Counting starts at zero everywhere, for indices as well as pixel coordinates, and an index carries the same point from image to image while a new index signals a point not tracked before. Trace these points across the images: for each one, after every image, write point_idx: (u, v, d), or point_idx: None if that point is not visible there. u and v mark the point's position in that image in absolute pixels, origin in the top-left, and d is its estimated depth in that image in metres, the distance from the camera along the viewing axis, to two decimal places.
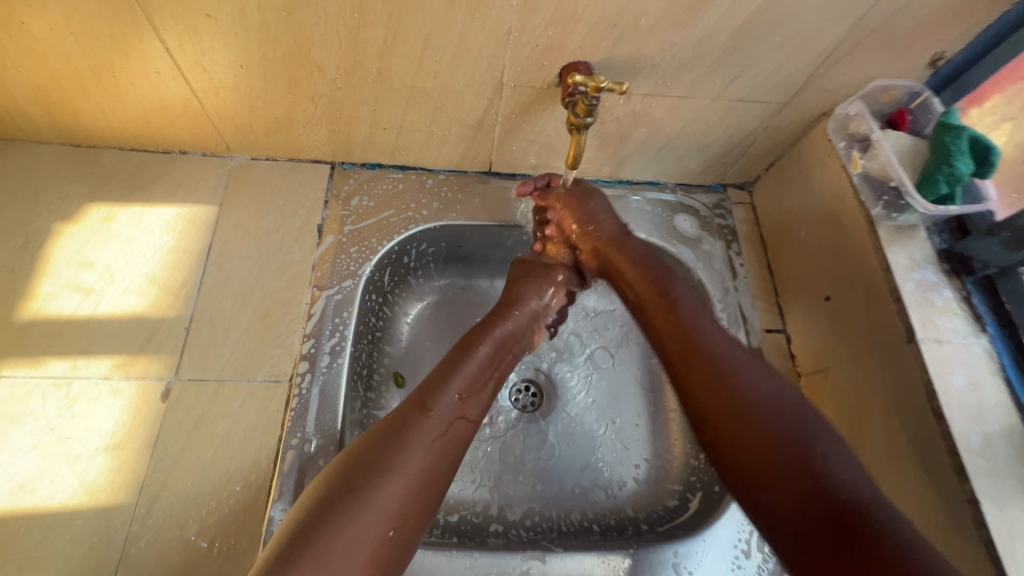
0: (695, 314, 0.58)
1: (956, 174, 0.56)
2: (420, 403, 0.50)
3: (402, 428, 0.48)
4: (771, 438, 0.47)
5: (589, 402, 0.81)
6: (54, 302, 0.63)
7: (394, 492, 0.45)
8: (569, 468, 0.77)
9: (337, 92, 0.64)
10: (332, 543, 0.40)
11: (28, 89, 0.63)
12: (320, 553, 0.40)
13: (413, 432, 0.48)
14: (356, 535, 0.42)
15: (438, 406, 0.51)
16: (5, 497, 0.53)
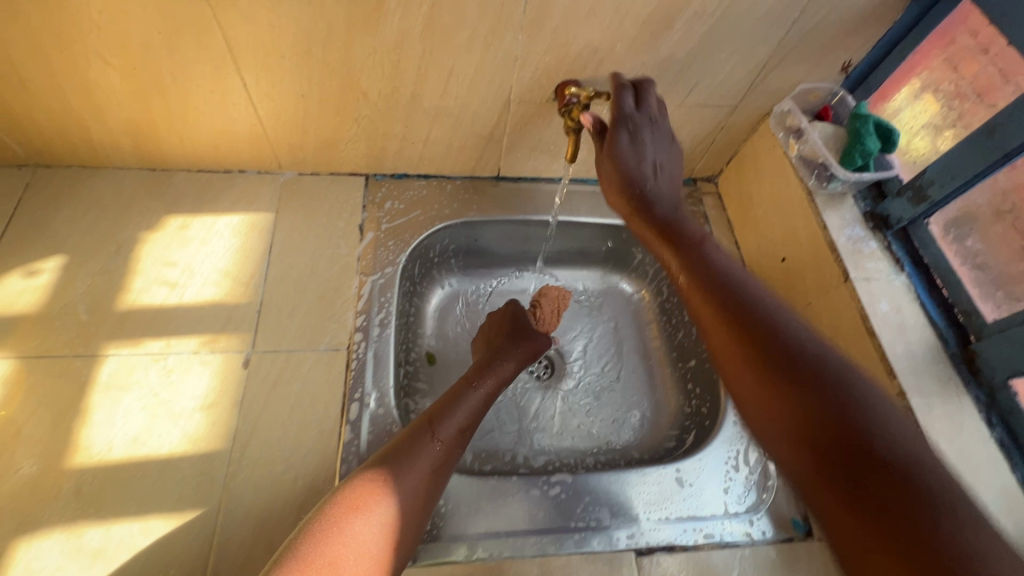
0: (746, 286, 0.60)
1: (867, 150, 0.73)
2: (428, 429, 0.62)
3: (407, 450, 0.60)
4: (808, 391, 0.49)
5: (594, 368, 0.95)
6: (147, 294, 0.75)
7: (407, 493, 0.57)
8: (581, 423, 0.89)
9: (377, 112, 0.79)
10: (343, 542, 0.51)
11: (123, 122, 0.77)
12: (329, 551, 0.50)
13: (423, 449, 0.60)
14: (377, 519, 0.54)
15: (444, 431, 0.63)
16: (122, 449, 0.64)
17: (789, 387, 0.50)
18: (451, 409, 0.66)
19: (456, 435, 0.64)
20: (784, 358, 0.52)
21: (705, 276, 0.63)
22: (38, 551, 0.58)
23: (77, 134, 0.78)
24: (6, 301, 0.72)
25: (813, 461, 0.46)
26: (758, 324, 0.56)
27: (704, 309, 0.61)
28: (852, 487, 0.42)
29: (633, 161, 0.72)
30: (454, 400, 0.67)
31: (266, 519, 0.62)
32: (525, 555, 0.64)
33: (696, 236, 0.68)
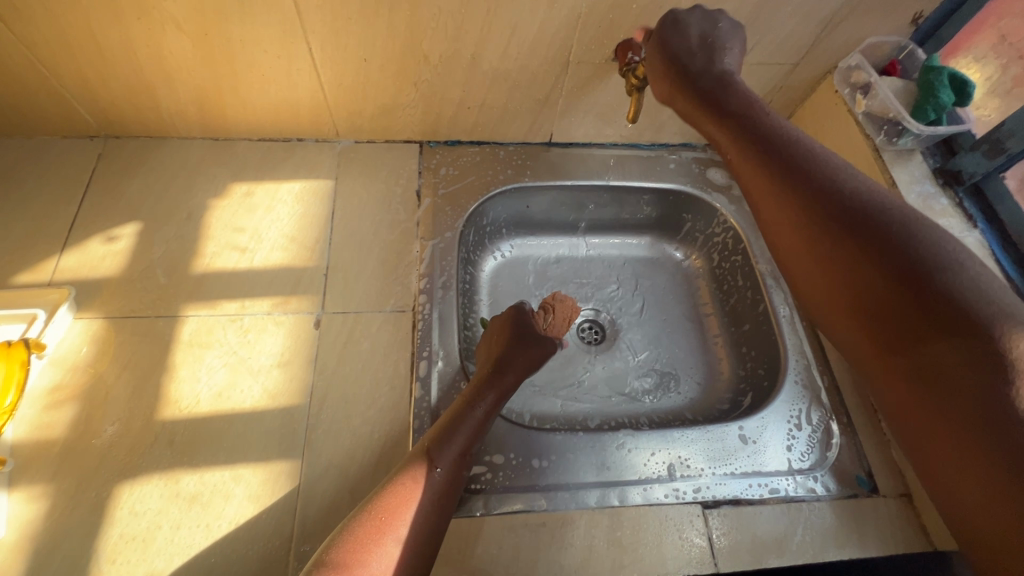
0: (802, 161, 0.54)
1: (941, 104, 0.72)
2: (427, 460, 0.59)
3: (404, 487, 0.56)
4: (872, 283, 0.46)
5: (645, 333, 0.94)
6: (220, 259, 0.78)
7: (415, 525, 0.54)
8: (635, 386, 0.89)
9: (436, 76, 0.79)
10: None
11: (191, 91, 0.78)
12: None
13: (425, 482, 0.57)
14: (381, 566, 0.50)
15: (445, 459, 0.60)
16: (209, 403, 0.67)
17: (855, 301, 0.48)
18: (452, 434, 0.61)
19: (459, 459, 0.61)
20: (856, 241, 0.48)
21: (770, 168, 0.55)
22: (139, 496, 0.61)
23: (147, 103, 0.80)
24: (90, 265, 0.75)
25: (893, 368, 0.45)
26: (829, 216, 0.50)
27: (779, 198, 0.54)
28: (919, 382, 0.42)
29: (676, 48, 0.65)
30: (454, 421, 0.63)
31: (347, 470, 0.65)
32: (593, 506, 0.66)
33: (735, 105, 0.61)
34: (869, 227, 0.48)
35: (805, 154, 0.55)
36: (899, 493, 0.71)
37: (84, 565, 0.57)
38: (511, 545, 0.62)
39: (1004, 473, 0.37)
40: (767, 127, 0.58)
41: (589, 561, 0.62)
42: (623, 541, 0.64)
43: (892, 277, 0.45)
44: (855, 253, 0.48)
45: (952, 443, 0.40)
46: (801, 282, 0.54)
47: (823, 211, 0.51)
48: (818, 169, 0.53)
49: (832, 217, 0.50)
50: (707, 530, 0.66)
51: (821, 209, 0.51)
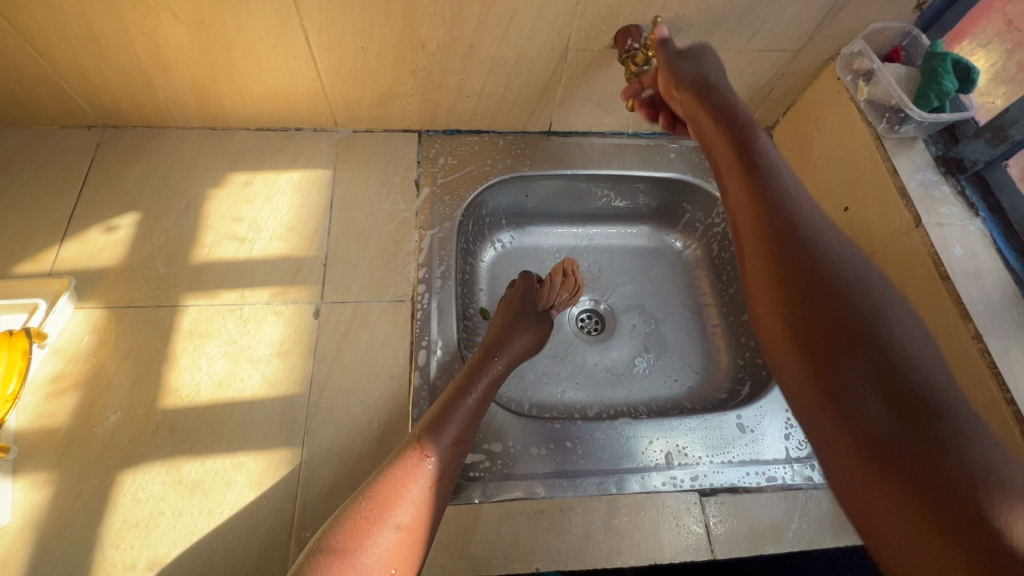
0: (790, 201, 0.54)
1: (944, 90, 0.71)
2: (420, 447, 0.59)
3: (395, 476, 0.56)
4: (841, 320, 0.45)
5: (644, 323, 0.95)
6: (219, 249, 0.78)
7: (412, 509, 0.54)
8: (634, 376, 0.89)
9: (434, 64, 0.79)
10: None
11: (188, 80, 0.78)
12: None
13: (420, 467, 0.57)
14: (380, 550, 0.50)
15: (438, 446, 0.60)
16: (209, 391, 0.68)
17: (810, 339, 0.46)
18: (444, 423, 0.62)
19: (451, 446, 0.61)
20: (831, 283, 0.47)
21: (764, 192, 0.55)
22: (142, 483, 0.62)
23: (144, 93, 0.80)
24: (90, 255, 0.75)
25: (833, 405, 0.42)
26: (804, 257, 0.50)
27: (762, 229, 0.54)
28: (857, 430, 0.40)
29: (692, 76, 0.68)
30: (447, 408, 0.63)
31: (346, 458, 0.65)
32: (591, 494, 0.66)
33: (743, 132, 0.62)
34: (837, 276, 0.48)
35: (803, 196, 0.55)
36: None
37: (88, 550, 0.58)
38: (509, 532, 0.63)
39: (942, 522, 0.34)
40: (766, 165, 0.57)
41: (586, 547, 0.63)
42: (620, 528, 0.64)
43: (846, 310, 0.45)
44: (819, 295, 0.47)
45: (881, 476, 0.38)
46: (759, 314, 0.51)
47: (801, 251, 0.50)
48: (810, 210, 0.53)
49: (805, 258, 0.50)
50: (705, 518, 0.66)
51: (801, 250, 0.50)
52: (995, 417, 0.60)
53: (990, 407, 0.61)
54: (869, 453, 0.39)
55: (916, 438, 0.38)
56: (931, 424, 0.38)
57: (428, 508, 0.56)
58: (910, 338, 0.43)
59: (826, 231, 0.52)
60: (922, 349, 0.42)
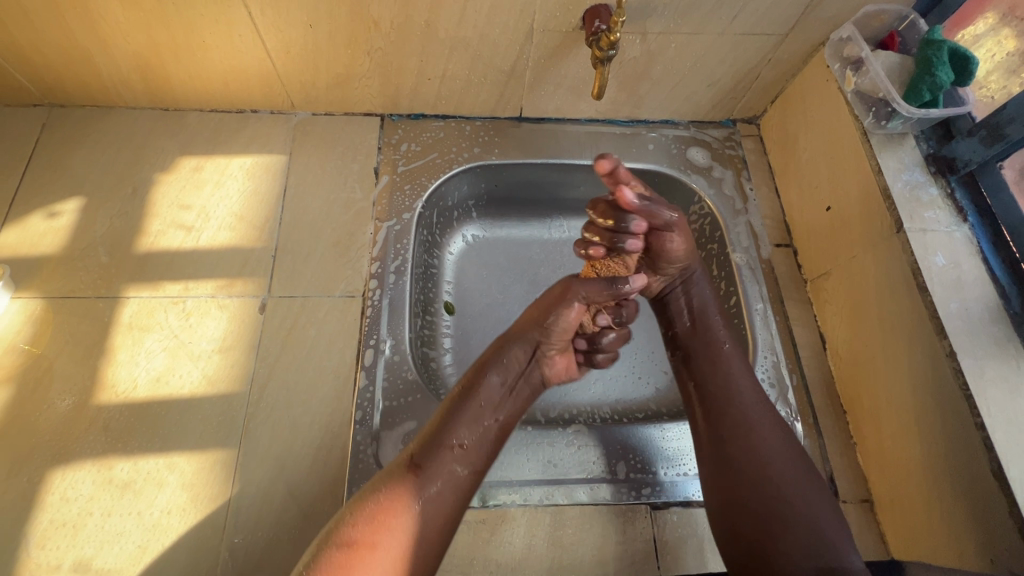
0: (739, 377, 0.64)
1: (937, 83, 0.64)
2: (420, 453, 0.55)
3: (396, 486, 0.52)
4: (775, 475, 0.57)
5: None
6: (164, 238, 0.75)
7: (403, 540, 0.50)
8: (600, 377, 0.86)
9: (390, 45, 0.74)
10: None
11: (130, 57, 0.74)
12: None
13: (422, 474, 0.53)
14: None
15: (439, 450, 0.55)
16: (146, 387, 0.66)
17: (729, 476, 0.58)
18: (449, 423, 0.57)
19: (456, 458, 0.55)
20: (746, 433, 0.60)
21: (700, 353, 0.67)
22: (72, 482, 0.60)
23: (87, 71, 0.76)
24: (30, 242, 0.73)
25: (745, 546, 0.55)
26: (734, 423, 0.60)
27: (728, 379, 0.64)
28: (727, 445, 0.60)
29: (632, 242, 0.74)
30: (451, 410, 0.58)
31: (285, 461, 0.63)
32: (536, 504, 0.64)
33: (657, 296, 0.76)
34: (750, 412, 0.61)
35: (742, 371, 0.65)
36: (861, 499, 0.68)
37: (14, 548, 0.57)
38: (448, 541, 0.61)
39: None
40: (733, 348, 0.66)
41: (527, 559, 0.61)
42: (564, 541, 0.62)
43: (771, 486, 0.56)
44: (736, 420, 0.60)
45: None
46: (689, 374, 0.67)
47: (733, 412, 0.61)
48: (734, 353, 0.66)
49: (729, 379, 0.64)
50: (653, 532, 0.63)
51: (726, 403, 0.62)
52: (964, 441, 0.56)
53: (960, 430, 0.57)
54: (720, 461, 0.59)
55: (763, 482, 0.57)
56: (752, 433, 0.60)
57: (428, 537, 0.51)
58: (779, 453, 0.58)
59: (748, 392, 0.63)
60: (801, 466, 0.58)
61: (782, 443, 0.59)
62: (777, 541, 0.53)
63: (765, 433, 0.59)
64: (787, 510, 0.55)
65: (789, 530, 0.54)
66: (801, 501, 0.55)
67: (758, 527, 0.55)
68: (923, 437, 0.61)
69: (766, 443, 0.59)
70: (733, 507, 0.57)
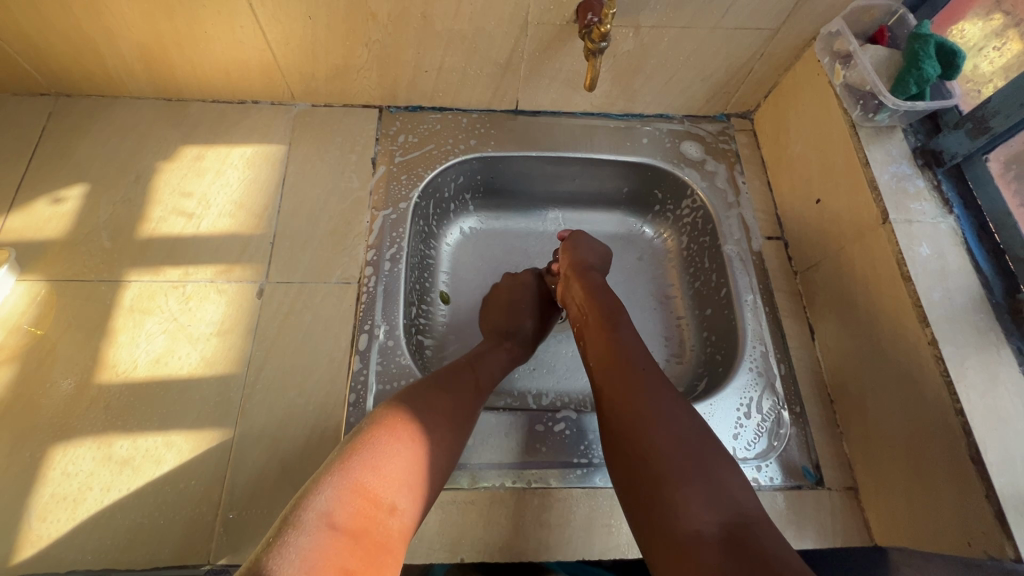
0: (633, 341, 0.63)
1: (924, 76, 0.65)
2: (470, 371, 0.64)
3: (454, 386, 0.60)
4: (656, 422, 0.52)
5: None
6: (166, 224, 0.77)
7: (438, 445, 0.53)
8: None
9: (388, 37, 0.75)
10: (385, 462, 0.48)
11: (135, 48, 0.76)
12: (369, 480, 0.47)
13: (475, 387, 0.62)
14: (428, 448, 0.52)
15: (484, 378, 0.65)
16: (146, 368, 0.67)
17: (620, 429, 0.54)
18: (485, 364, 0.67)
19: (488, 392, 0.65)
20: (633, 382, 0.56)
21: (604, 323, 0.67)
22: (73, 458, 0.62)
23: (93, 61, 0.78)
24: (35, 226, 0.75)
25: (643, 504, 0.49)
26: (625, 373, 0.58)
27: (616, 341, 0.63)
28: (617, 405, 0.56)
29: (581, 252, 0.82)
30: (485, 357, 0.68)
31: (279, 440, 0.65)
32: (525, 486, 0.65)
33: None
34: (644, 365, 0.59)
35: (631, 340, 0.63)
36: (846, 487, 0.68)
37: (16, 520, 0.59)
38: (437, 521, 0.62)
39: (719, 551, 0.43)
40: (621, 324, 0.66)
41: (514, 539, 0.62)
42: (551, 522, 0.63)
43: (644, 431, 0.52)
44: (628, 373, 0.58)
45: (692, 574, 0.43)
46: (591, 344, 0.66)
47: (625, 364, 0.59)
48: (625, 328, 0.65)
49: (621, 349, 0.62)
50: None
51: (620, 358, 0.60)
52: (944, 427, 0.57)
53: (940, 416, 0.58)
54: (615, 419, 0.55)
55: (649, 432, 0.52)
56: (646, 379, 0.57)
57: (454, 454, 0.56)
58: (666, 404, 0.54)
59: (640, 355, 0.61)
60: (682, 415, 0.53)
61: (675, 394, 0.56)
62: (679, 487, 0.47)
63: (652, 390, 0.55)
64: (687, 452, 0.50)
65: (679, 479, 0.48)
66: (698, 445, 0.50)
67: (658, 479, 0.48)
68: (906, 424, 0.62)
69: (653, 398, 0.54)
70: (629, 460, 0.52)
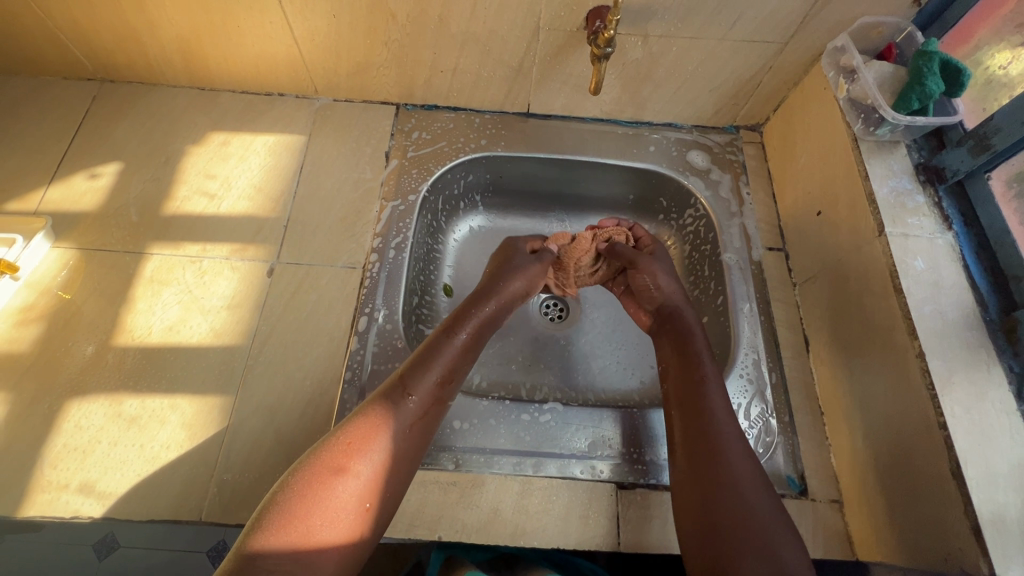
0: (718, 396, 0.63)
1: (927, 92, 0.66)
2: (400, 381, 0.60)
3: (382, 410, 0.58)
4: (725, 493, 0.55)
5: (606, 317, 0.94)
6: (189, 203, 0.82)
7: (369, 481, 0.54)
8: (587, 364, 0.89)
9: (406, 37, 0.79)
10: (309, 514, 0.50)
11: (173, 39, 0.81)
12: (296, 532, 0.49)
13: (404, 403, 0.59)
14: (357, 485, 0.53)
15: (417, 386, 0.61)
16: (160, 334, 0.72)
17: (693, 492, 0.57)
18: (427, 365, 0.63)
19: (431, 391, 0.62)
20: (708, 448, 0.59)
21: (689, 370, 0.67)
22: (86, 412, 0.66)
23: (135, 50, 0.84)
24: (72, 198, 0.80)
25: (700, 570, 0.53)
26: (702, 435, 0.60)
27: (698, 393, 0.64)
28: (698, 461, 0.58)
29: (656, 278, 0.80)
30: (430, 352, 0.64)
31: (275, 411, 0.68)
32: (506, 472, 0.67)
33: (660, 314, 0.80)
34: (721, 427, 0.60)
35: (719, 396, 0.64)
36: (831, 499, 0.68)
37: (31, 465, 0.63)
38: (419, 499, 0.64)
39: None
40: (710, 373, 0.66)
41: (492, 523, 0.64)
42: (530, 509, 0.65)
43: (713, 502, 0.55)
44: (704, 435, 0.60)
45: None
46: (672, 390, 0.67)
47: (704, 424, 0.61)
48: (714, 380, 0.65)
49: (707, 402, 0.62)
50: (617, 510, 0.65)
51: (700, 415, 0.62)
52: (927, 441, 0.57)
53: (924, 430, 0.57)
54: (692, 473, 0.58)
55: (723, 501, 0.55)
56: (720, 444, 0.59)
57: (394, 467, 0.57)
58: (746, 474, 0.57)
59: (723, 414, 0.62)
60: (761, 496, 0.55)
61: (749, 462, 0.58)
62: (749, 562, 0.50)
63: (732, 457, 0.58)
64: (752, 531, 0.52)
65: (755, 552, 0.51)
66: (763, 522, 0.53)
67: (723, 554, 0.52)
68: (892, 437, 0.62)
69: (733, 467, 0.57)
70: (697, 527, 0.55)
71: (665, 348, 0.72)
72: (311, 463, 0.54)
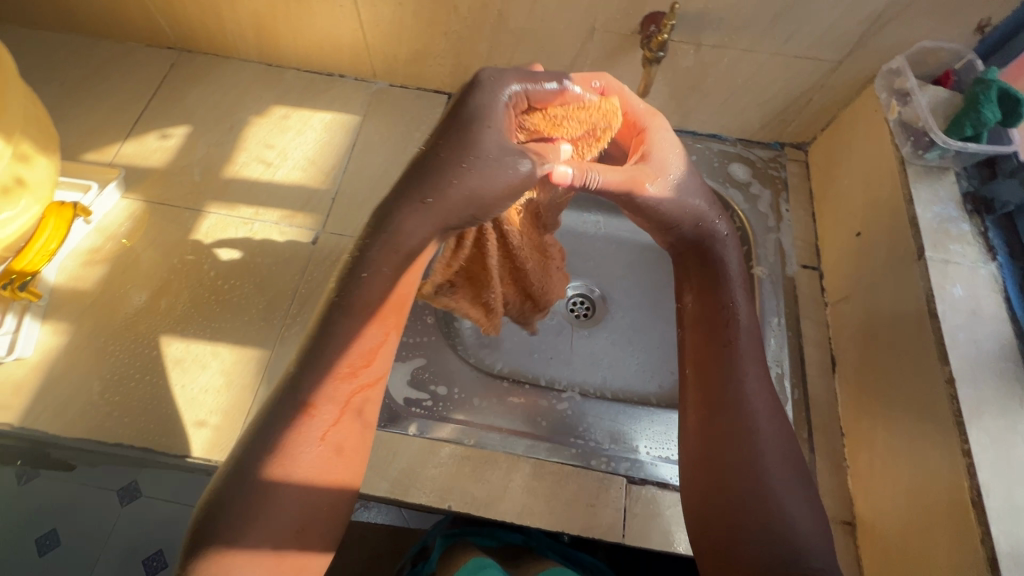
0: (744, 358, 0.61)
1: (982, 120, 0.65)
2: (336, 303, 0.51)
3: (301, 389, 0.49)
4: (739, 460, 0.56)
5: (631, 317, 0.95)
6: (247, 169, 0.87)
7: (306, 473, 0.48)
8: (609, 361, 0.91)
9: (465, 29, 0.83)
10: (252, 511, 0.46)
11: (250, 15, 0.87)
12: (239, 526, 0.46)
13: (337, 386, 0.50)
14: (296, 477, 0.48)
15: (346, 353, 0.50)
16: (210, 287, 0.77)
17: (703, 453, 0.58)
18: (345, 303, 0.51)
19: (371, 340, 0.52)
20: (727, 413, 0.58)
21: (717, 328, 0.63)
22: (136, 350, 0.71)
23: (214, 23, 0.90)
24: (143, 155, 0.87)
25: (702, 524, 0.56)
26: (721, 400, 0.59)
27: (720, 355, 0.61)
28: (717, 421, 0.58)
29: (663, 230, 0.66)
30: (354, 288, 0.51)
31: None
32: (519, 453, 0.68)
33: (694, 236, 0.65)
34: (745, 391, 0.59)
35: (749, 356, 0.61)
36: (843, 520, 0.67)
37: (83, 392, 0.68)
38: (433, 467, 0.67)
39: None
40: (739, 332, 0.62)
41: (501, 499, 0.65)
42: (538, 491, 0.66)
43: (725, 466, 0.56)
44: (727, 398, 0.59)
45: None
46: (689, 345, 0.64)
47: (728, 388, 0.59)
48: (743, 339, 0.62)
49: (732, 366, 0.60)
50: (625, 503, 0.66)
51: (722, 376, 0.60)
52: (950, 468, 0.56)
53: (947, 457, 0.56)
54: (705, 434, 0.58)
55: (736, 467, 0.55)
56: (744, 409, 0.58)
57: (339, 451, 0.50)
58: (768, 444, 0.57)
59: (750, 377, 0.60)
60: (781, 464, 0.56)
61: (768, 430, 0.57)
62: (750, 536, 0.52)
63: (756, 424, 0.57)
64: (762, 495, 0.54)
65: (752, 530, 0.53)
66: (778, 490, 0.54)
67: (726, 516, 0.54)
68: (912, 462, 0.61)
69: (755, 434, 0.57)
70: (705, 486, 0.56)
71: (688, 297, 0.67)
72: (232, 479, 0.47)
